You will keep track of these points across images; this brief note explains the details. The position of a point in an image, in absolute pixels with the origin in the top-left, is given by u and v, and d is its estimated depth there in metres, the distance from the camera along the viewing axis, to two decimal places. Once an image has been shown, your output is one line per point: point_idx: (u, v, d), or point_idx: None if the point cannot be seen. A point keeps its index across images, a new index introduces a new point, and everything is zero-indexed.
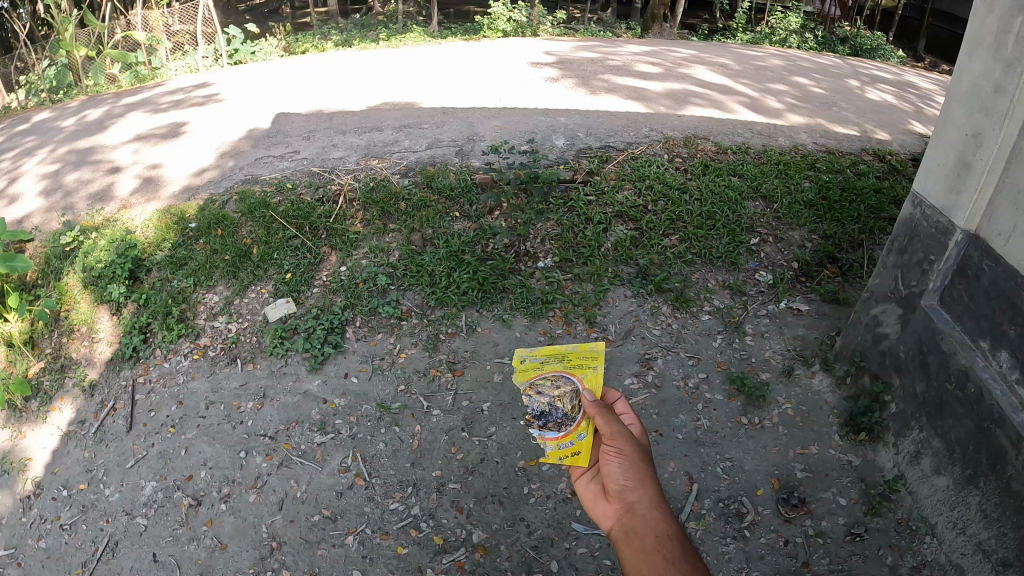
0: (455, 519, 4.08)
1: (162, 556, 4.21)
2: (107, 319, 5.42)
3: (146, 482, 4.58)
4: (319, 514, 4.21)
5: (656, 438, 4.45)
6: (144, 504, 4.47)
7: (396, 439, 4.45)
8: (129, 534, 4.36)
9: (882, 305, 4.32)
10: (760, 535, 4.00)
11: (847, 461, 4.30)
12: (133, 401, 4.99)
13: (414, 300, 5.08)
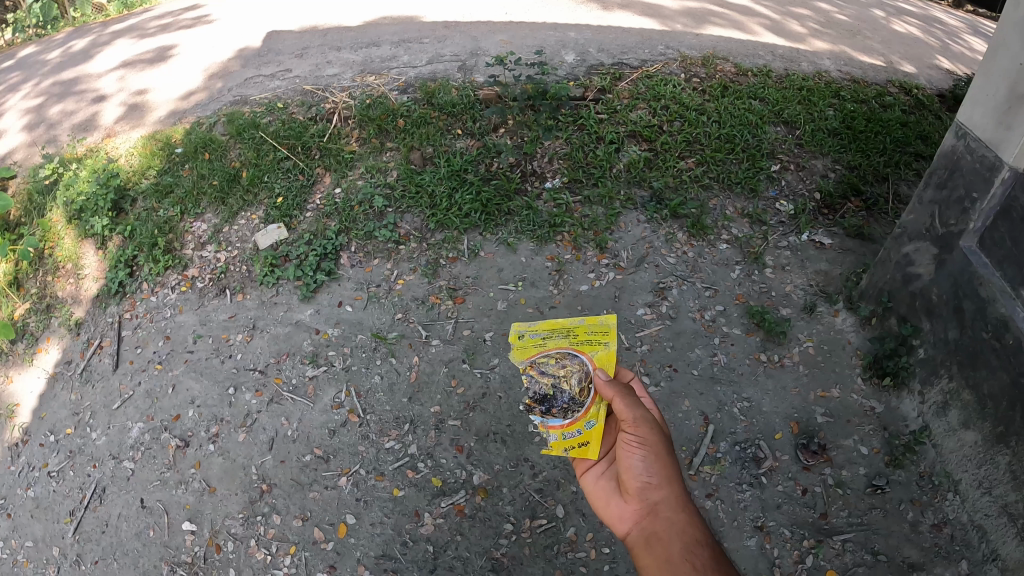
0: (455, 460, 3.83)
1: (149, 502, 4.11)
2: (93, 254, 5.21)
3: (133, 424, 4.45)
4: (310, 454, 3.98)
5: (669, 373, 4.19)
6: (131, 447, 4.35)
7: (392, 372, 4.15)
8: (116, 478, 4.28)
9: (915, 244, 4.02)
10: (778, 482, 3.83)
11: (869, 407, 4.08)
12: (121, 338, 4.84)
13: (413, 222, 4.80)
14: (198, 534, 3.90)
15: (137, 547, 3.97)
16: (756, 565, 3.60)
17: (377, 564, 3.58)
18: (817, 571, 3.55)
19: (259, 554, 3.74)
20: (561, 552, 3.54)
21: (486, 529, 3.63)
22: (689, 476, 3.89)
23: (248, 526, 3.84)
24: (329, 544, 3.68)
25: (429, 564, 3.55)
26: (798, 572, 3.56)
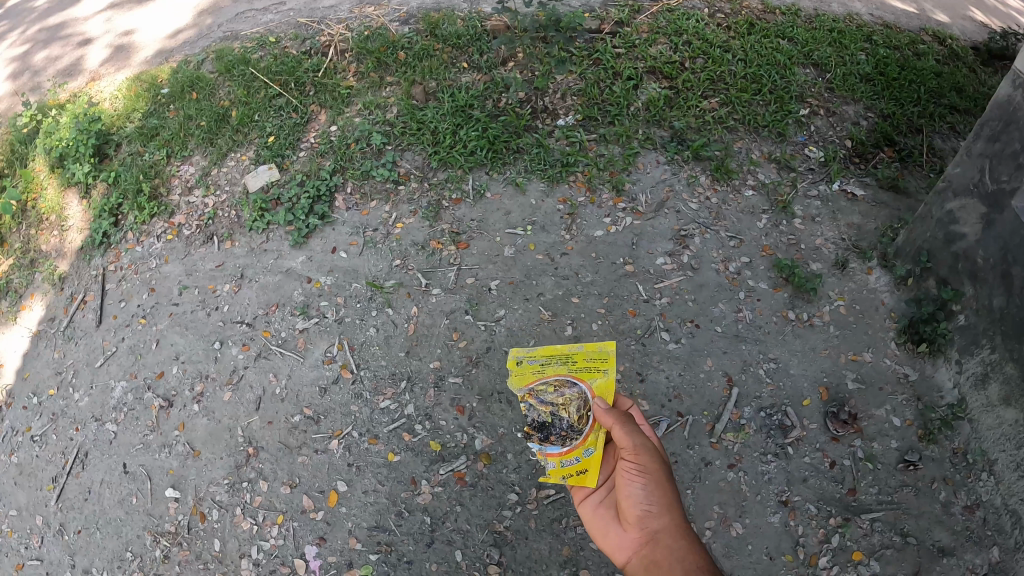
0: (456, 422, 3.51)
1: (132, 466, 3.88)
2: (77, 204, 5.13)
3: (117, 383, 4.22)
4: (299, 414, 3.68)
5: (690, 330, 3.86)
6: (113, 409, 4.13)
7: (389, 324, 3.84)
8: (98, 442, 4.04)
9: (960, 201, 3.67)
10: (804, 453, 3.52)
11: (903, 374, 3.74)
12: (104, 291, 4.67)
13: (413, 161, 4.49)
14: (182, 502, 3.66)
15: (119, 516, 3.75)
16: (778, 544, 3.31)
17: (371, 536, 3.31)
18: (842, 552, 3.26)
19: (244, 523, 3.49)
20: (569, 526, 3.25)
21: (488, 498, 3.33)
22: (710, 444, 3.56)
23: (234, 493, 3.60)
24: (318, 514, 3.42)
25: (427, 537, 3.28)
26: (823, 552, 3.26)
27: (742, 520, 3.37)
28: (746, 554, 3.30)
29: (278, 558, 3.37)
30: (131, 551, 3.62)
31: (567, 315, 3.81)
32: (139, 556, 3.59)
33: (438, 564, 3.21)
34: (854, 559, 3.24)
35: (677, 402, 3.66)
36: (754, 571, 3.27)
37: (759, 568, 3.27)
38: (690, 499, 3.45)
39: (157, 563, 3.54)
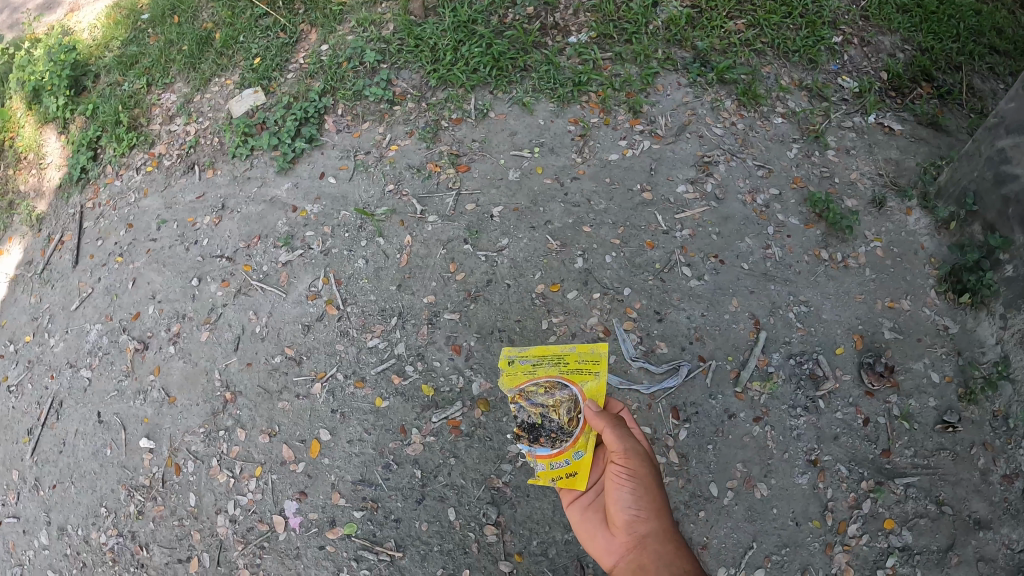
0: (451, 363, 3.15)
1: (106, 416, 3.59)
2: (55, 139, 4.81)
3: (91, 326, 3.90)
4: (280, 355, 3.33)
5: (714, 266, 3.49)
6: (88, 353, 3.82)
7: (379, 254, 3.46)
8: (73, 390, 3.74)
9: (1014, 138, 3.23)
10: (836, 408, 3.18)
11: (942, 326, 3.36)
12: (81, 230, 4.37)
13: (410, 79, 4.12)
14: (156, 453, 3.38)
15: (93, 469, 3.48)
16: (805, 508, 3.01)
17: (355, 490, 3.01)
18: (873, 519, 2.97)
19: (221, 476, 3.22)
20: None
21: (485, 449, 2.99)
22: (734, 394, 3.20)
23: (210, 444, 3.30)
24: (299, 466, 3.11)
25: (417, 493, 2.97)
26: (852, 518, 2.98)
27: (768, 481, 3.06)
28: (771, 519, 3.00)
29: (255, 514, 3.10)
30: (106, 506, 3.36)
31: (578, 244, 3.44)
32: (113, 511, 3.34)
33: (429, 523, 2.92)
34: (885, 527, 2.96)
35: (699, 345, 3.29)
36: (779, 537, 2.97)
37: (784, 535, 2.97)
38: (712, 455, 3.11)
39: (131, 518, 3.29)
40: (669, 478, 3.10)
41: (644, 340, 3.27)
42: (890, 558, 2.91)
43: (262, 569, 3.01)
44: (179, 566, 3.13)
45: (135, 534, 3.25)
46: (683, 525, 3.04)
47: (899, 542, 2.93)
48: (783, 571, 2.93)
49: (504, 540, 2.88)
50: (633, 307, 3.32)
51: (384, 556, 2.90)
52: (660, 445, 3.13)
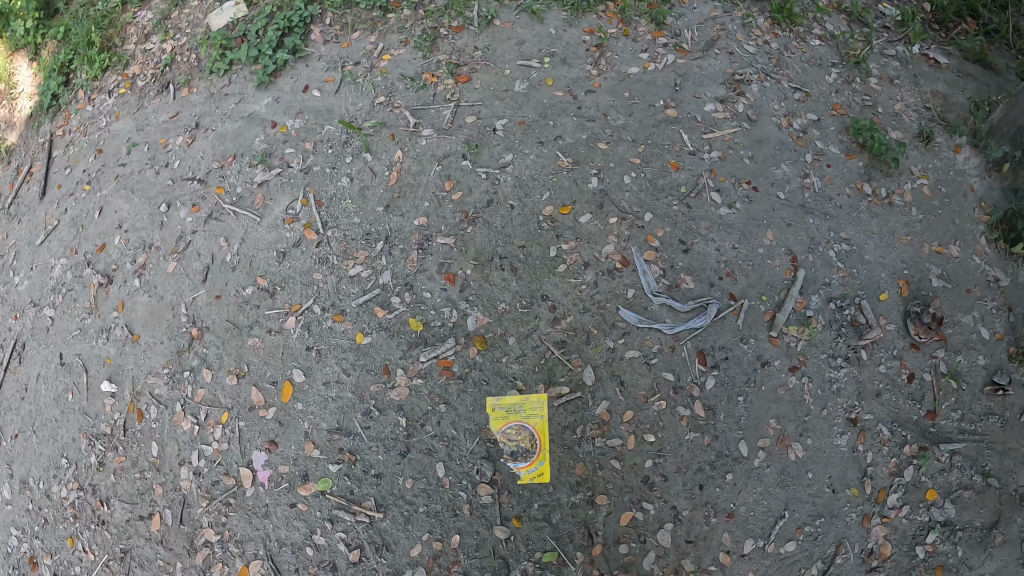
0: (444, 295, 2.73)
1: (67, 357, 3.21)
2: (27, 68, 4.38)
3: (56, 261, 3.48)
4: (252, 287, 2.89)
5: (747, 194, 3.09)
6: (52, 290, 3.41)
7: (365, 172, 3.01)
8: (35, 330, 3.36)
9: None
10: (879, 361, 2.90)
11: (992, 278, 3.10)
12: (51, 159, 3.95)
13: None
14: (118, 397, 3.00)
15: (55, 417, 3.14)
16: (843, 474, 2.77)
17: (331, 441, 2.64)
18: (915, 489, 2.79)
19: (185, 423, 2.82)
20: (585, 437, 2.60)
21: (481, 394, 2.62)
22: (769, 339, 2.85)
23: (173, 387, 2.88)
24: (269, 412, 2.71)
25: (401, 445, 2.61)
26: (893, 488, 2.78)
27: (803, 441, 2.78)
28: (805, 486, 2.74)
29: (220, 466, 2.73)
30: (67, 458, 3.05)
31: (592, 162, 2.99)
32: (75, 463, 3.03)
33: (414, 480, 2.59)
34: (927, 499, 2.79)
35: (730, 282, 2.88)
36: (814, 507, 2.73)
37: (819, 504, 2.74)
38: (742, 409, 2.75)
39: (92, 471, 2.97)
40: (694, 433, 2.68)
41: (667, 274, 2.81)
42: (931, 534, 2.76)
43: (228, 528, 2.70)
44: (141, 524, 2.84)
45: (96, 488, 2.95)
46: (707, 489, 2.67)
47: (941, 517, 2.78)
48: (816, 543, 2.72)
49: (500, 502, 2.56)
50: (655, 235, 2.87)
51: (361, 517, 2.59)
52: (685, 396, 2.68)
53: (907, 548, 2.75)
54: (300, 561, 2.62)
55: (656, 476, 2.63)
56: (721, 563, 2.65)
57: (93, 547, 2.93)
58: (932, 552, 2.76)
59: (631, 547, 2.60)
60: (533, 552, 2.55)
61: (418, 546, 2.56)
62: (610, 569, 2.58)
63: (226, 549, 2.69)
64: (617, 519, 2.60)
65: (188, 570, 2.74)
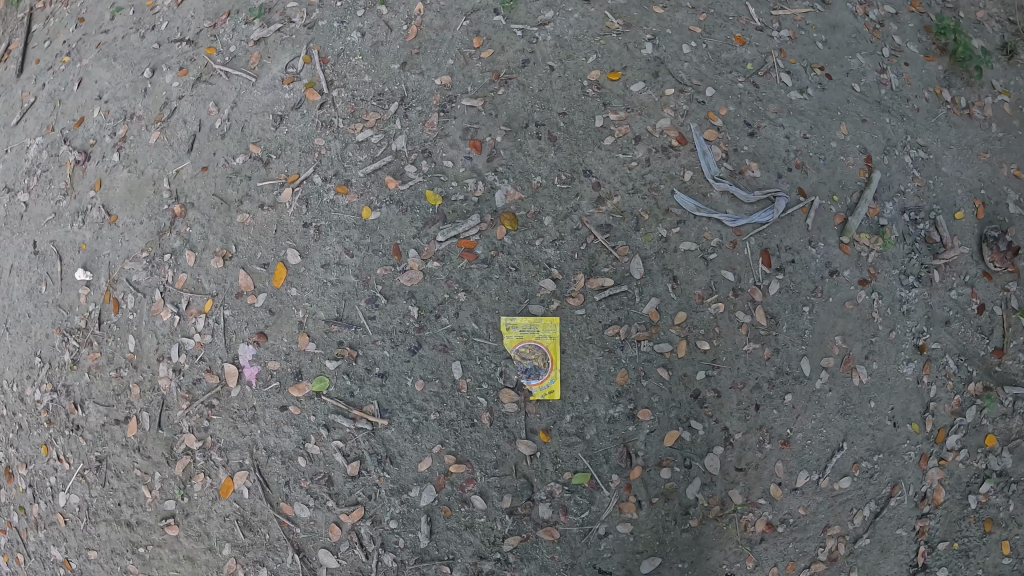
0: (468, 164, 2.33)
1: (41, 245, 2.82)
2: None
3: (30, 141, 3.06)
4: (244, 156, 2.50)
5: (820, 80, 2.67)
6: (27, 173, 3.00)
7: (379, 26, 2.58)
8: (8, 218, 2.96)
9: None
10: (951, 286, 2.57)
11: None
12: (30, 34, 3.51)
13: None
14: (93, 287, 2.63)
15: (28, 311, 2.78)
16: (907, 408, 2.45)
17: (329, 334, 2.27)
18: (976, 433, 2.53)
19: (165, 313, 2.45)
20: (628, 340, 2.23)
21: (508, 282, 2.24)
22: (839, 246, 2.46)
23: (153, 273, 2.50)
24: (259, 299, 2.34)
25: (411, 339, 2.23)
26: (954, 429, 2.51)
27: (869, 365, 2.42)
28: (866, 416, 2.41)
29: (203, 363, 2.37)
30: (41, 355, 2.70)
31: (646, 25, 2.57)
32: (48, 361, 2.67)
33: (425, 382, 2.22)
34: (986, 446, 2.54)
35: (800, 174, 2.49)
36: (874, 441, 2.42)
37: (879, 438, 2.42)
38: (808, 321, 2.37)
39: (66, 370, 2.61)
40: (754, 345, 2.30)
41: (731, 158, 2.42)
42: (985, 484, 2.54)
43: (211, 434, 2.34)
44: (117, 429, 2.49)
45: (70, 390, 2.60)
46: (764, 411, 2.31)
47: (998, 466, 2.55)
48: (871, 482, 2.42)
49: (526, 412, 2.20)
50: (717, 113, 2.47)
51: (362, 424, 2.23)
52: (745, 300, 2.31)
53: (960, 497, 2.52)
54: (291, 473, 2.28)
55: (709, 392, 2.26)
56: (771, 496, 2.32)
57: (67, 456, 2.59)
58: (984, 503, 2.55)
59: (674, 472, 2.23)
60: (562, 473, 2.20)
61: (427, 460, 2.21)
62: (648, 497, 2.22)
63: (209, 458, 2.35)
64: (661, 438, 2.23)
65: (167, 480, 2.40)
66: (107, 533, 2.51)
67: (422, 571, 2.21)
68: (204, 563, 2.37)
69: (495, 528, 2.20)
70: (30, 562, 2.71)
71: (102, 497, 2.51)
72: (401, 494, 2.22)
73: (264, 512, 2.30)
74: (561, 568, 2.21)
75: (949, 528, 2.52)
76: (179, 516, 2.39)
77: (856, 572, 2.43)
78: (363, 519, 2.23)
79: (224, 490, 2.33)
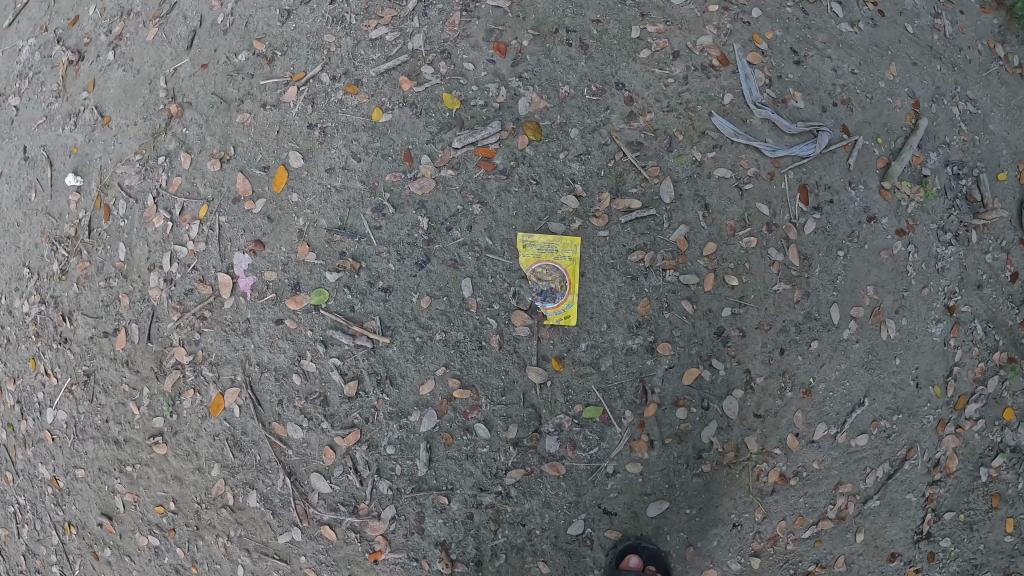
0: (490, 68, 2.17)
1: (31, 150, 2.65)
2: None
3: (23, 43, 2.86)
4: (247, 52, 2.33)
5: (873, 16, 2.48)
6: (18, 76, 2.81)
7: None
8: None
9: None
10: (987, 249, 2.40)
11: None
12: None
13: None
14: (84, 193, 2.47)
15: (16, 221, 2.62)
16: (931, 369, 2.30)
17: (331, 244, 2.12)
18: (995, 405, 2.39)
19: (157, 219, 2.30)
20: (652, 268, 2.08)
21: (528, 197, 2.09)
22: (879, 191, 2.29)
23: (146, 177, 2.35)
24: (257, 205, 2.19)
25: (418, 253, 2.09)
26: (974, 397, 2.36)
27: (899, 320, 2.27)
28: (891, 372, 2.26)
29: (196, 272, 2.23)
30: (29, 266, 2.54)
31: None
32: (37, 272, 2.52)
33: (431, 299, 2.08)
34: (1003, 419, 2.40)
35: (845, 111, 2.31)
36: (896, 400, 2.27)
37: (901, 398, 2.28)
38: (841, 267, 2.22)
39: (54, 281, 2.47)
40: (784, 286, 2.15)
41: (774, 85, 2.25)
42: (998, 458, 2.40)
43: (202, 347, 2.21)
44: (105, 342, 2.35)
45: (58, 301, 2.45)
46: (789, 356, 2.16)
47: (1012, 441, 2.41)
48: (888, 442, 2.28)
49: (538, 337, 2.07)
50: (763, 36, 2.29)
51: (362, 341, 2.09)
52: (779, 237, 2.16)
53: (972, 468, 2.38)
54: (284, 391, 2.14)
55: (733, 331, 2.12)
56: (787, 447, 2.19)
57: (55, 370, 2.45)
58: (993, 477, 2.40)
59: (689, 414, 2.11)
60: (572, 405, 2.07)
61: (430, 383, 2.08)
62: (661, 437, 2.11)
63: (199, 374, 2.21)
64: (680, 375, 2.10)
65: (156, 397, 2.27)
66: (94, 452, 2.39)
67: (418, 500, 2.11)
68: (192, 484, 2.25)
69: (498, 459, 2.08)
70: (17, 481, 2.59)
71: (89, 414, 2.38)
72: (401, 418, 2.09)
73: (255, 432, 2.17)
74: (564, 505, 2.10)
75: (957, 499, 2.38)
76: (168, 435, 2.26)
77: (863, 533, 2.30)
78: (359, 444, 2.11)
79: (214, 408, 2.20)
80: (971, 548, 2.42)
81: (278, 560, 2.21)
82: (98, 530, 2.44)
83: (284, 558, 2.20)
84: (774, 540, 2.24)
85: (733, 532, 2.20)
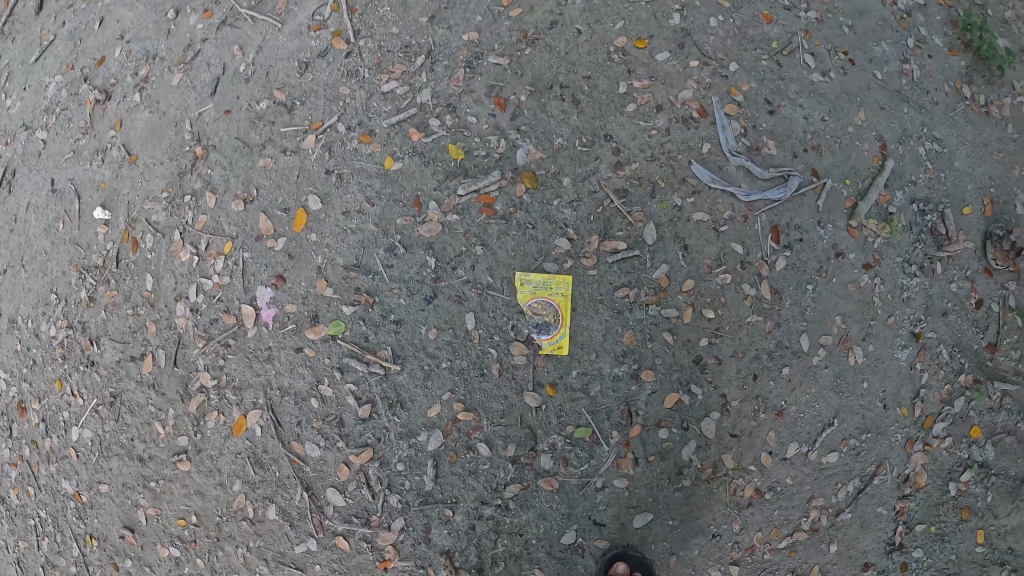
0: (492, 122, 2.40)
1: (59, 183, 2.80)
2: None
3: (50, 79, 2.95)
4: (268, 101, 2.55)
5: (843, 65, 2.65)
6: (45, 111, 2.92)
7: None
8: (25, 154, 2.90)
9: None
10: (952, 279, 2.60)
11: None
12: None
13: None
14: (112, 227, 2.65)
15: (45, 250, 2.78)
16: (897, 391, 2.51)
17: (348, 280, 2.35)
18: (962, 423, 2.58)
19: (184, 253, 2.51)
20: (637, 303, 2.31)
21: (525, 239, 2.31)
22: (846, 230, 2.51)
23: (172, 214, 2.56)
24: (279, 243, 2.41)
25: (426, 289, 2.31)
26: (941, 417, 2.56)
27: (864, 347, 2.48)
28: (858, 395, 2.48)
29: (220, 303, 2.44)
30: (57, 293, 2.72)
31: None
32: (65, 299, 2.70)
33: (439, 331, 2.30)
34: (971, 437, 2.59)
35: (814, 156, 2.52)
36: (863, 421, 2.49)
37: (868, 418, 2.49)
38: (810, 300, 2.44)
39: (82, 307, 2.66)
40: (757, 317, 2.38)
41: (749, 134, 2.48)
42: (966, 473, 2.59)
43: (226, 373, 2.42)
44: (133, 365, 2.55)
45: (86, 326, 2.65)
46: (761, 381, 2.39)
47: (980, 457, 2.60)
48: (857, 459, 2.50)
49: (534, 365, 2.29)
50: (738, 88, 2.51)
51: (375, 369, 2.31)
52: (752, 273, 2.38)
53: (941, 483, 2.58)
54: (303, 414, 2.36)
55: (710, 358, 2.34)
56: (761, 464, 2.40)
57: (81, 391, 2.65)
58: (963, 491, 2.60)
59: (671, 434, 2.33)
60: (565, 427, 2.29)
61: (436, 407, 2.30)
62: (645, 455, 2.33)
63: (223, 396, 2.43)
64: (662, 400, 2.32)
65: (181, 417, 2.48)
66: (119, 468, 2.60)
67: (425, 512, 2.32)
68: (214, 498, 2.46)
69: (498, 475, 2.30)
70: (40, 494, 2.78)
71: (115, 432, 2.59)
72: (409, 438, 2.31)
73: (276, 450, 2.38)
74: (557, 516, 2.32)
75: (928, 512, 2.59)
76: (191, 453, 2.47)
77: (835, 543, 2.51)
78: (371, 461, 2.32)
79: (237, 428, 2.41)
80: (944, 558, 2.63)
81: (295, 568, 2.42)
82: (120, 542, 2.64)
83: (300, 567, 2.42)
84: (751, 549, 2.45)
85: (712, 542, 2.42)
